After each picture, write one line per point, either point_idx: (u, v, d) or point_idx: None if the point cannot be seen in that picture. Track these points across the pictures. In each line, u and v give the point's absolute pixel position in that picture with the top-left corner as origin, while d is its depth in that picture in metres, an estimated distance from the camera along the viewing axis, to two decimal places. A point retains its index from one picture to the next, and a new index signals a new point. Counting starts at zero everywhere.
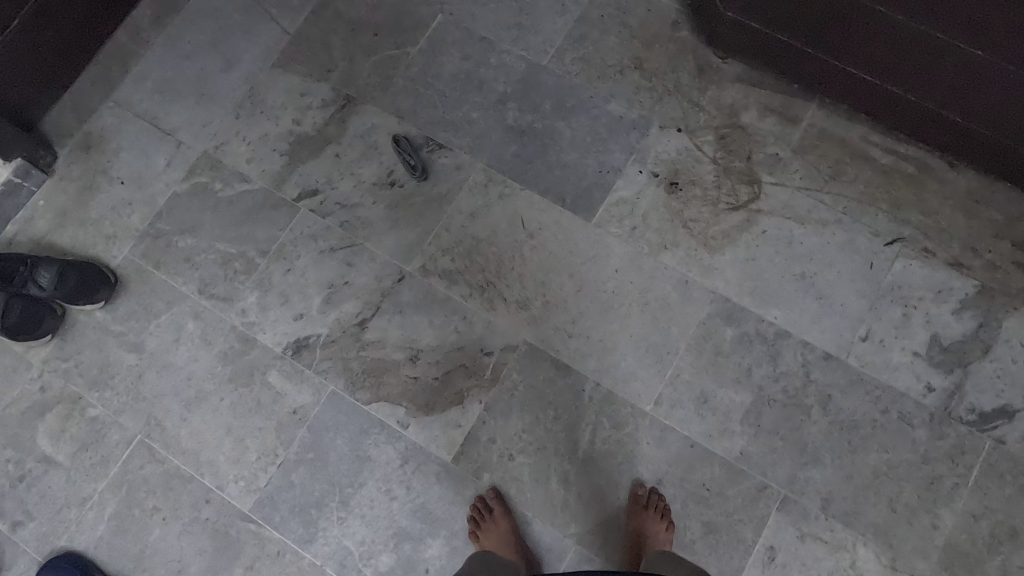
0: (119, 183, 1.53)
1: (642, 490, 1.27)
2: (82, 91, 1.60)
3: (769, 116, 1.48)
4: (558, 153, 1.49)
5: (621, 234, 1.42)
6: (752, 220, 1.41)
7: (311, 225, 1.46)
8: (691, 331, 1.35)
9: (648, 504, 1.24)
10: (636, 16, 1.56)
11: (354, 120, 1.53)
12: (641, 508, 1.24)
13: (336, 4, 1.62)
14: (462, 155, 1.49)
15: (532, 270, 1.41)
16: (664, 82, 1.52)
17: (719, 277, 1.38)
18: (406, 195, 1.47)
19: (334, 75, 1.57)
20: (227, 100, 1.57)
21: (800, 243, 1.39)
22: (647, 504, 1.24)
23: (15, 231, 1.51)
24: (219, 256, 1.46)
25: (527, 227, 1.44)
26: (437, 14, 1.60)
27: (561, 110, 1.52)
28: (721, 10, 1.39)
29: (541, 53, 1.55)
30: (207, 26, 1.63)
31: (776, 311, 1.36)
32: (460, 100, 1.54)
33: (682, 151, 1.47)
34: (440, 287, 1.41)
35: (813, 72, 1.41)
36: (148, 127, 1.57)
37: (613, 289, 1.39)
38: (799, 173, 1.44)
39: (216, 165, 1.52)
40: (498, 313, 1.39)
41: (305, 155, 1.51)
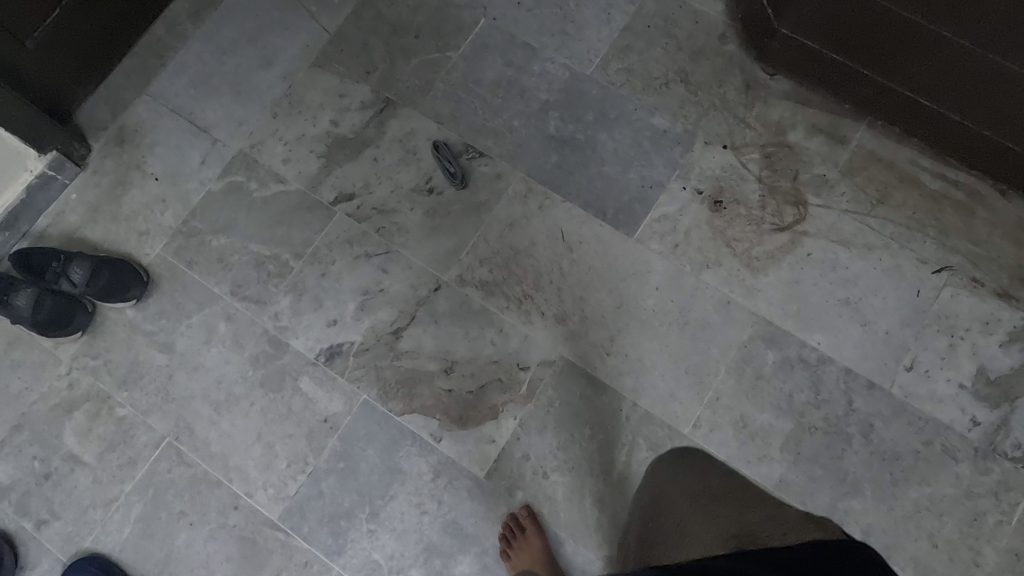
0: (153, 179, 1.51)
1: None
2: (119, 83, 1.58)
3: (817, 135, 1.45)
4: (600, 165, 1.46)
5: (663, 251, 1.40)
6: (797, 242, 1.39)
7: (347, 230, 1.44)
8: (732, 353, 1.33)
9: None
10: (683, 28, 1.53)
11: (393, 124, 1.51)
12: None
13: (378, 4, 1.60)
14: (502, 164, 1.47)
15: (570, 284, 1.39)
16: (710, 97, 1.49)
17: (761, 299, 1.36)
18: (444, 202, 1.45)
19: (374, 77, 1.55)
20: (264, 98, 1.55)
21: (845, 267, 1.37)
22: None
23: (46, 224, 1.49)
24: (253, 257, 1.44)
25: (566, 240, 1.42)
26: (480, 18, 1.57)
27: (604, 121, 1.49)
28: (775, 27, 1.35)
29: (585, 62, 1.53)
30: (245, 22, 1.60)
31: (819, 336, 1.33)
32: (501, 107, 1.51)
33: (727, 168, 1.44)
34: (476, 298, 1.39)
35: (865, 94, 1.37)
36: (183, 122, 1.54)
37: (653, 307, 1.37)
38: (845, 196, 1.41)
39: (252, 165, 1.50)
40: (535, 327, 1.36)
41: (343, 157, 1.49)
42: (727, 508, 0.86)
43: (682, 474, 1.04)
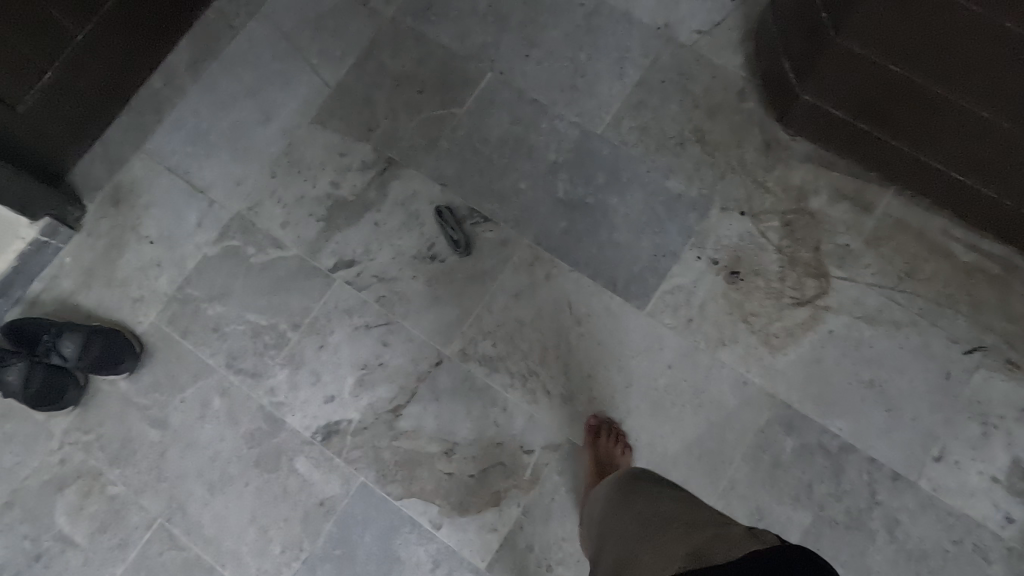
0: (148, 243, 1.46)
1: (594, 421, 1.27)
2: (115, 140, 1.53)
3: (841, 201, 1.36)
4: (610, 231, 1.39)
5: (676, 326, 1.32)
6: (818, 318, 1.31)
7: (346, 299, 1.39)
8: (748, 439, 1.26)
9: (601, 432, 1.24)
10: (700, 82, 1.45)
11: (395, 185, 1.45)
12: (595, 438, 1.24)
13: (381, 55, 1.54)
14: (507, 229, 1.40)
15: (578, 360, 1.32)
16: (728, 158, 1.40)
17: (780, 380, 1.28)
18: (447, 270, 1.39)
19: (376, 135, 1.48)
20: (263, 156, 1.49)
21: (869, 346, 1.29)
22: (600, 433, 1.25)
23: (40, 289, 1.45)
24: (249, 327, 1.39)
25: (574, 312, 1.35)
26: (486, 71, 1.50)
27: (615, 183, 1.41)
28: (797, 94, 1.26)
29: (596, 119, 1.45)
30: (244, 74, 1.55)
31: (842, 422, 1.25)
32: (508, 167, 1.44)
33: (745, 236, 1.36)
34: (480, 373, 1.33)
35: (892, 164, 1.29)
36: (179, 182, 1.49)
37: (665, 387, 1.29)
38: (871, 268, 1.33)
39: (249, 228, 1.45)
40: (540, 407, 1.30)
41: (343, 221, 1.44)
42: (671, 540, 0.77)
43: (630, 493, 0.95)
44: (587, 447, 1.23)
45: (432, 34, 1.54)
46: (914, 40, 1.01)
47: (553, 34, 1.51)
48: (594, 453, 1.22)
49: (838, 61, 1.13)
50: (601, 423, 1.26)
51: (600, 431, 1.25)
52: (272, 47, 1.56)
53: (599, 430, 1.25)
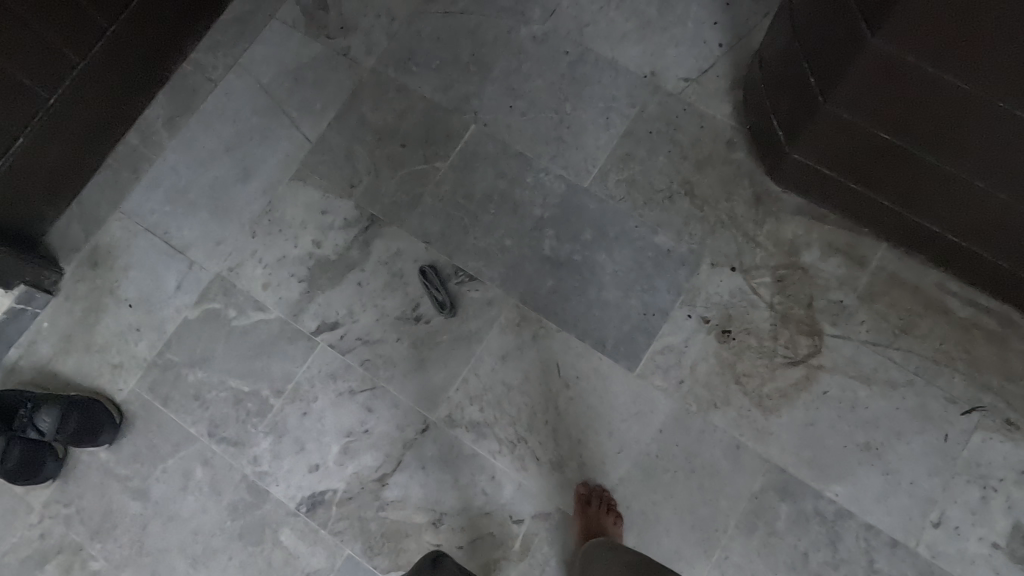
0: (127, 306, 1.43)
1: (584, 489, 1.24)
2: (93, 199, 1.50)
3: (833, 256, 1.33)
4: (598, 290, 1.35)
5: (667, 388, 1.29)
6: (812, 378, 1.28)
7: (329, 363, 1.36)
8: (742, 506, 1.23)
9: (591, 500, 1.21)
10: (687, 132, 1.42)
11: (378, 244, 1.42)
12: (585, 506, 1.20)
13: (362, 108, 1.51)
14: (493, 288, 1.37)
15: (567, 425, 1.29)
16: (717, 212, 1.37)
17: (774, 444, 1.25)
18: (432, 332, 1.36)
19: (358, 192, 1.45)
20: (243, 215, 1.46)
21: (865, 407, 1.25)
22: (590, 501, 1.21)
23: (18, 355, 1.43)
24: (231, 394, 1.36)
25: (562, 375, 1.31)
26: (470, 124, 1.47)
27: (603, 239, 1.38)
28: (787, 151, 1.23)
29: (582, 172, 1.42)
30: (224, 129, 1.52)
31: (838, 486, 1.22)
32: (492, 224, 1.41)
33: (736, 293, 1.33)
34: (467, 440, 1.30)
35: (884, 220, 1.26)
36: (158, 242, 1.46)
37: (656, 452, 1.26)
38: (865, 325, 1.29)
39: (230, 290, 1.42)
40: (529, 474, 1.27)
41: (325, 282, 1.41)
42: None
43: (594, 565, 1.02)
44: (577, 515, 1.20)
45: (414, 85, 1.51)
46: (905, 113, 0.98)
47: (537, 84, 1.48)
48: (584, 521, 1.19)
49: (829, 124, 1.10)
50: (592, 491, 1.23)
51: (590, 499, 1.21)
52: (252, 101, 1.53)
53: (588, 498, 1.22)
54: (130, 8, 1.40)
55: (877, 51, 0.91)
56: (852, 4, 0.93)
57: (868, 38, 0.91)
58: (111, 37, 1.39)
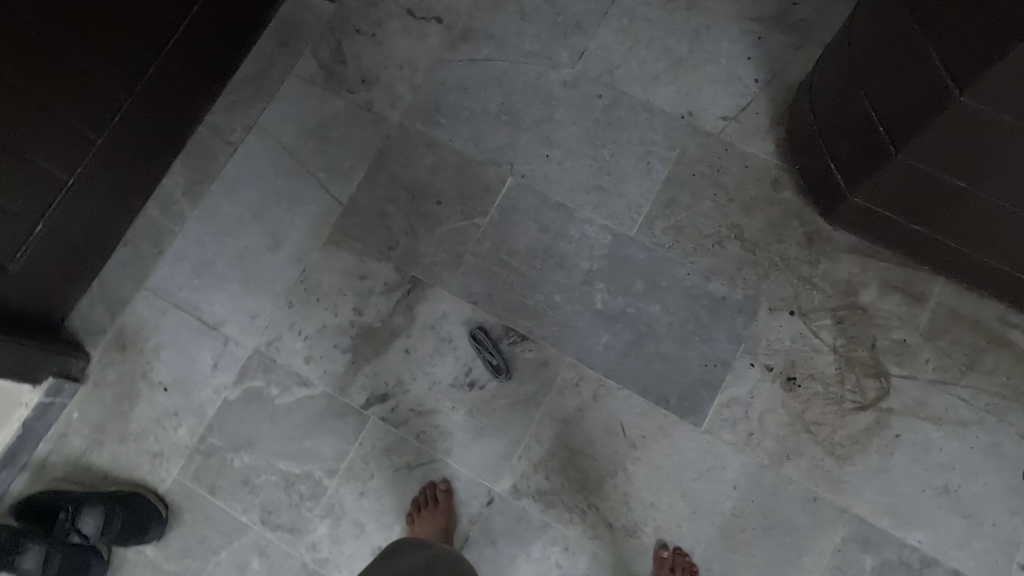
0: (161, 389, 1.36)
1: (666, 552, 1.22)
2: (114, 277, 1.43)
3: (891, 294, 1.30)
4: (655, 343, 1.32)
5: (736, 442, 1.26)
6: (882, 422, 1.25)
7: (383, 437, 1.31)
8: (824, 560, 1.21)
9: (673, 568, 1.20)
10: (731, 173, 1.39)
11: (422, 308, 1.37)
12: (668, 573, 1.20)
13: (391, 165, 1.45)
14: (547, 348, 1.33)
15: (637, 489, 1.26)
16: (769, 255, 1.34)
17: (851, 493, 1.23)
18: (487, 398, 1.31)
19: (396, 253, 1.40)
20: (276, 285, 1.40)
21: (939, 449, 1.23)
22: (673, 568, 1.20)
23: (48, 450, 1.36)
24: (281, 477, 1.30)
25: (627, 435, 1.28)
26: (506, 175, 1.42)
27: (655, 290, 1.34)
28: (846, 195, 1.20)
29: (627, 221, 1.38)
30: (247, 195, 1.45)
31: (919, 533, 1.21)
32: (539, 280, 1.36)
33: (796, 338, 1.30)
34: (536, 511, 1.27)
35: (948, 260, 1.22)
36: (188, 319, 1.40)
37: (732, 510, 1.24)
38: (930, 364, 1.27)
39: (270, 366, 1.36)
40: (604, 542, 1.24)
41: (370, 351, 1.36)
42: None
43: None
44: None
45: (444, 138, 1.45)
46: (986, 169, 0.94)
47: (572, 131, 1.44)
48: None
49: (897, 173, 1.06)
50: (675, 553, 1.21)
51: (674, 567, 1.20)
52: (274, 164, 1.47)
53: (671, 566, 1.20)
54: (145, 77, 1.32)
55: (963, 109, 0.88)
56: (936, 57, 0.89)
57: (955, 96, 0.87)
58: (128, 108, 1.31)
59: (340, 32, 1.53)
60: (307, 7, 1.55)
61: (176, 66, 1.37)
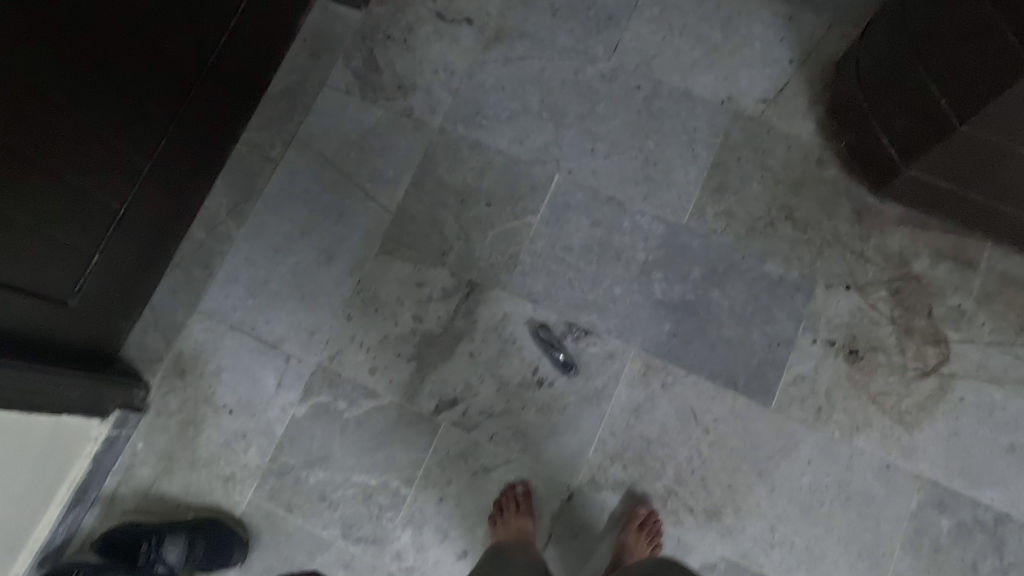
0: (227, 412, 1.36)
1: (641, 509, 1.25)
2: (167, 303, 1.42)
3: (943, 262, 1.33)
4: (718, 328, 1.33)
5: (807, 419, 1.29)
6: (946, 387, 1.28)
7: (456, 442, 1.32)
8: (903, 526, 1.24)
9: (643, 524, 1.23)
10: (776, 155, 1.41)
11: (483, 310, 1.37)
12: (635, 526, 1.23)
13: (437, 170, 1.45)
14: (611, 340, 1.34)
15: (713, 472, 1.28)
16: (821, 232, 1.36)
17: (923, 459, 1.26)
18: (557, 395, 1.32)
19: (451, 258, 1.40)
20: (333, 299, 1.40)
21: (1003, 409, 1.27)
22: (642, 524, 1.23)
23: (115, 483, 1.34)
24: (358, 490, 1.31)
25: (699, 421, 1.30)
26: (553, 173, 1.43)
27: (712, 276, 1.36)
28: (901, 168, 1.23)
29: (678, 209, 1.40)
30: (294, 210, 1.45)
31: (992, 491, 1.24)
32: (598, 275, 1.37)
33: (856, 312, 1.32)
34: (614, 502, 1.28)
35: (1003, 226, 1.25)
36: (247, 341, 1.39)
37: (809, 485, 1.26)
38: (987, 327, 1.30)
39: (336, 381, 1.36)
40: (687, 528, 1.26)
41: (435, 358, 1.36)
42: None
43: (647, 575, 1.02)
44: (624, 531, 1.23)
45: (488, 140, 1.46)
46: None
47: (615, 124, 1.45)
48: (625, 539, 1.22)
49: (960, 144, 1.09)
50: (648, 517, 1.24)
51: (643, 523, 1.23)
52: (318, 178, 1.46)
53: (641, 519, 1.24)
54: (188, 98, 1.28)
55: None
56: (1009, 33, 0.91)
57: None
58: (174, 130, 1.27)
59: (372, 40, 1.52)
60: (335, 17, 1.54)
61: (215, 83, 1.33)
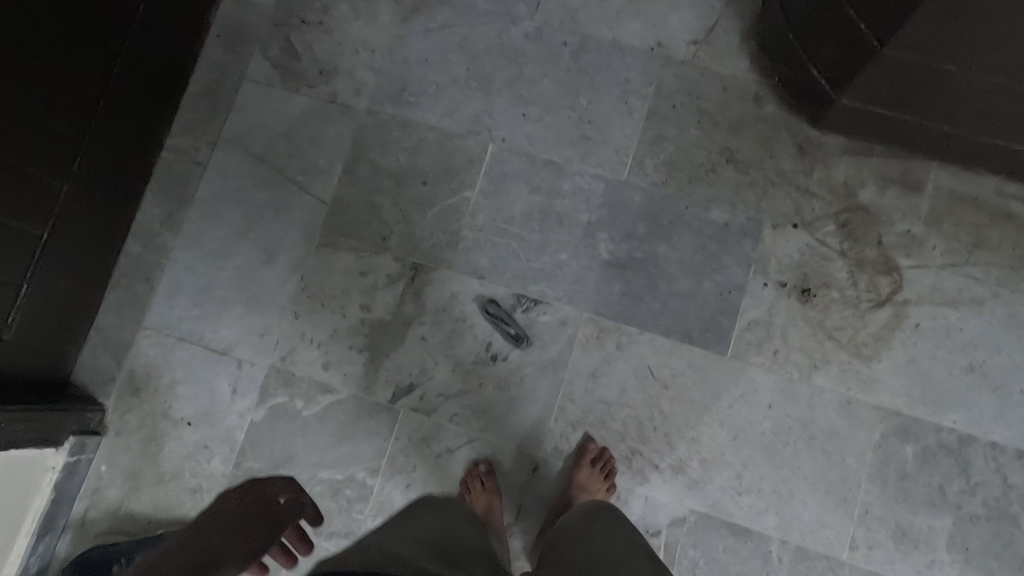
0: (186, 425, 1.35)
1: (593, 446, 1.27)
2: (113, 322, 1.40)
3: (889, 188, 1.31)
4: (668, 282, 1.31)
5: (765, 362, 1.28)
6: (901, 315, 1.27)
7: (418, 427, 1.32)
8: (869, 459, 1.23)
9: (596, 459, 1.25)
10: (712, 98, 1.37)
11: (430, 292, 1.35)
12: (589, 462, 1.25)
13: (369, 154, 1.41)
14: (562, 307, 1.32)
15: (676, 427, 1.27)
16: (764, 172, 1.33)
17: (883, 389, 1.25)
18: (514, 368, 1.31)
19: (392, 242, 1.37)
20: (279, 298, 1.38)
21: (960, 330, 1.25)
22: (595, 460, 1.25)
23: (85, 507, 1.34)
24: (326, 486, 1.31)
25: (657, 377, 1.29)
26: (487, 143, 1.39)
27: (658, 230, 1.33)
28: (835, 98, 1.19)
29: (618, 165, 1.36)
30: (229, 212, 1.41)
31: (954, 414, 1.24)
32: (542, 242, 1.35)
33: (805, 250, 1.30)
34: (575, 449, 1.28)
35: (943, 146, 1.22)
36: (198, 350, 1.37)
37: (771, 429, 1.25)
38: (938, 249, 1.28)
39: (291, 380, 1.35)
40: (654, 485, 1.26)
41: (388, 345, 1.34)
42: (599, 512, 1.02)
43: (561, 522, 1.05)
44: (578, 466, 1.24)
45: (418, 117, 1.42)
46: (988, 47, 0.92)
47: (545, 85, 1.40)
48: (581, 473, 1.23)
49: (886, 67, 1.05)
50: (602, 453, 1.26)
51: (597, 460, 1.25)
52: (249, 176, 1.42)
53: (594, 456, 1.25)
54: (97, 111, 1.22)
55: None
56: None
57: None
58: (87, 146, 1.22)
59: (287, 26, 1.47)
60: (247, 7, 1.48)
61: (128, 93, 1.28)
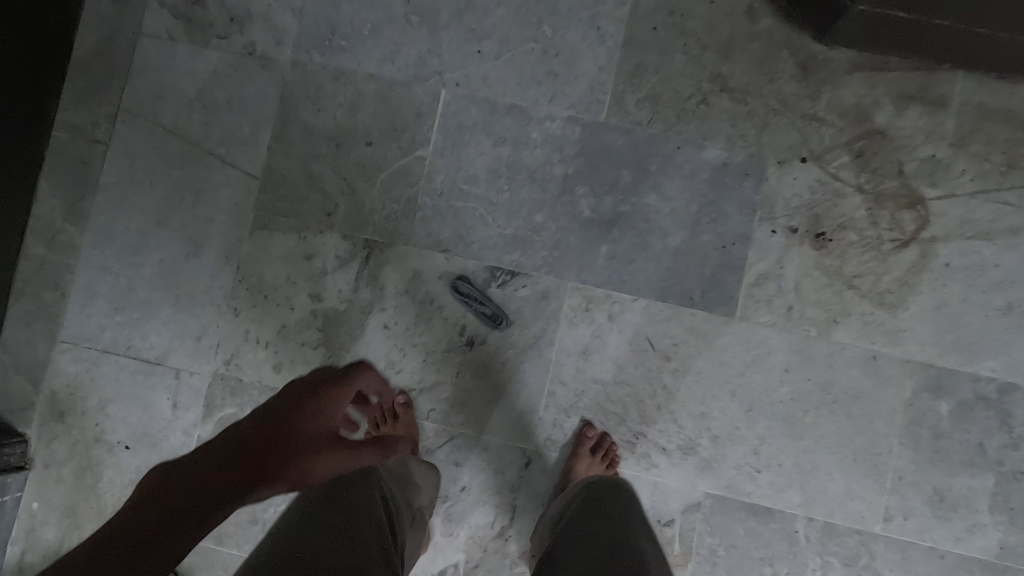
0: (124, 449, 1.18)
1: (591, 433, 1.12)
2: (21, 339, 1.19)
3: (909, 106, 1.12)
4: (662, 238, 1.14)
5: (777, 321, 1.12)
6: (928, 254, 1.11)
7: None
8: (898, 420, 1.10)
9: (597, 448, 1.10)
10: (697, 15, 1.16)
11: (388, 272, 1.16)
12: (590, 452, 1.09)
13: (300, 115, 1.19)
14: (542, 277, 1.15)
15: (682, 403, 1.12)
16: (764, 99, 1.14)
17: (911, 340, 1.11)
18: (492, 352, 1.14)
19: (338, 218, 1.18)
20: (213, 294, 1.18)
21: (995, 266, 1.10)
22: (596, 448, 1.10)
23: (20, 552, 1.17)
24: None
25: (657, 349, 1.13)
26: (438, 91, 1.18)
27: (645, 178, 1.14)
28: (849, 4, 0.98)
29: (593, 105, 1.16)
30: (143, 198, 1.20)
31: (992, 361, 1.10)
32: (513, 204, 1.16)
33: (816, 188, 1.13)
34: (571, 438, 1.13)
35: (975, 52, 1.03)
36: (127, 363, 1.19)
37: (788, 397, 1.11)
38: (966, 175, 1.11)
39: (238, 388, 1.17)
40: (662, 469, 1.12)
41: (345, 338, 1.16)
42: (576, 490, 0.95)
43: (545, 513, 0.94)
44: (578, 458, 1.09)
45: (353, 65, 1.19)
46: None
47: (499, 14, 1.18)
48: (584, 466, 1.08)
49: None
50: (603, 440, 1.11)
51: (598, 448, 1.10)
52: (162, 153, 1.20)
53: (595, 445, 1.10)
54: None
55: None
56: None
57: None
58: None
59: None
60: None
61: None
